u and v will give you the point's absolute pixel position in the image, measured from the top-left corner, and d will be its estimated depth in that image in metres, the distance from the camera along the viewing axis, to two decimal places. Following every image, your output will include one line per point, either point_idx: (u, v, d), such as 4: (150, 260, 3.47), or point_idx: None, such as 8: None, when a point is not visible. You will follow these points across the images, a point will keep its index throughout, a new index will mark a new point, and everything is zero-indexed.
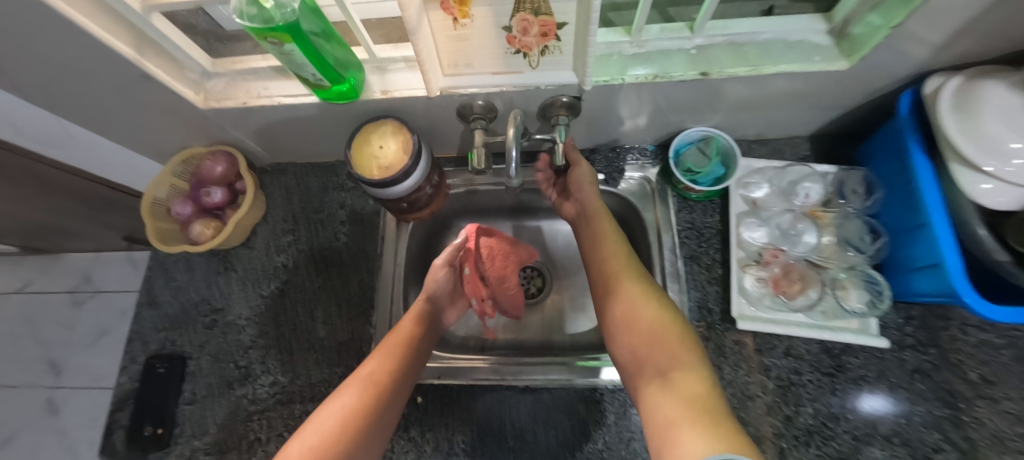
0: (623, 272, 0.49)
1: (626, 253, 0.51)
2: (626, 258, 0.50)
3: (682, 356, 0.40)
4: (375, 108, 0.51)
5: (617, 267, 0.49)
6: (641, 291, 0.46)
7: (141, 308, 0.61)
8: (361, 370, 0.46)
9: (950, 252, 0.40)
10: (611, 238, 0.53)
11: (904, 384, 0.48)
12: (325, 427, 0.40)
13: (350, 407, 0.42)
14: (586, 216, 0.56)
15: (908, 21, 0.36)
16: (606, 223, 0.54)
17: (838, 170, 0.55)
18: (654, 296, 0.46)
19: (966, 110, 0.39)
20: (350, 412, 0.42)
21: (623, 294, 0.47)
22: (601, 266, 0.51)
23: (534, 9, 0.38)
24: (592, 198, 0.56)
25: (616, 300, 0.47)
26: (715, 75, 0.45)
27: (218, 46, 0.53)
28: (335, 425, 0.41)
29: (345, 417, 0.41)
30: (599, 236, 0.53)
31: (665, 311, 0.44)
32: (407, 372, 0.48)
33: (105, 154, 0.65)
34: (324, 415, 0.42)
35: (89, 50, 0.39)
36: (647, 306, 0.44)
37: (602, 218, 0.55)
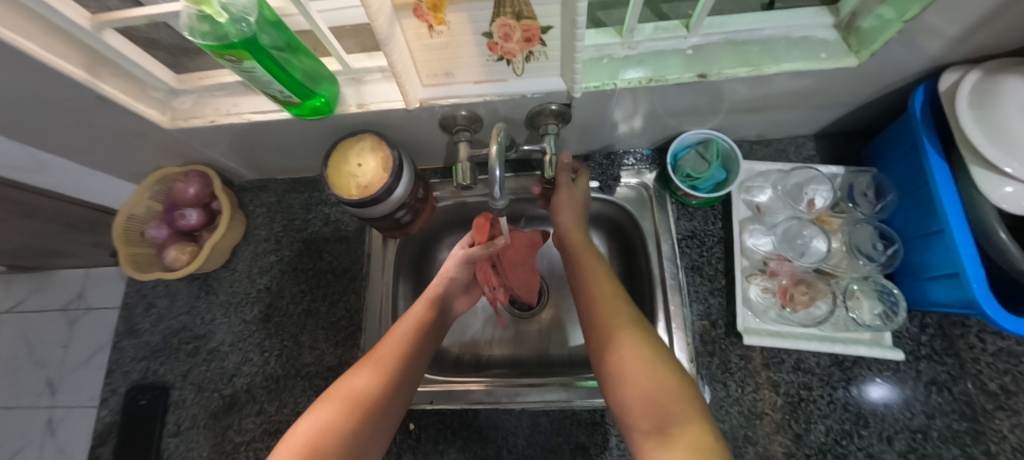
0: (610, 313, 0.42)
1: (614, 290, 0.45)
2: (618, 297, 0.44)
3: (680, 413, 0.32)
4: (353, 122, 0.48)
5: (605, 305, 0.44)
6: (631, 332, 0.40)
7: (121, 336, 0.58)
8: (344, 383, 0.40)
9: (969, 261, 0.37)
10: (601, 276, 0.47)
11: (920, 397, 0.46)
12: (296, 446, 0.33)
13: (328, 423, 0.35)
14: (569, 250, 0.52)
15: (925, 13, 0.32)
16: (590, 257, 0.50)
17: (846, 172, 0.53)
18: (647, 341, 0.39)
19: (987, 110, 0.35)
20: (328, 428, 0.35)
21: (611, 338, 0.40)
22: (588, 304, 0.45)
23: (515, 14, 0.34)
24: (572, 225, 0.53)
25: (604, 344, 0.41)
26: (714, 77, 0.42)
27: (184, 60, 0.50)
28: (309, 442, 0.33)
29: (321, 434, 0.34)
30: (587, 271, 0.48)
31: (657, 356, 0.37)
32: (397, 388, 0.41)
33: (78, 177, 0.62)
34: (297, 433, 0.34)
35: (33, 75, 0.36)
36: (636, 349, 0.38)
37: (585, 249, 0.51)
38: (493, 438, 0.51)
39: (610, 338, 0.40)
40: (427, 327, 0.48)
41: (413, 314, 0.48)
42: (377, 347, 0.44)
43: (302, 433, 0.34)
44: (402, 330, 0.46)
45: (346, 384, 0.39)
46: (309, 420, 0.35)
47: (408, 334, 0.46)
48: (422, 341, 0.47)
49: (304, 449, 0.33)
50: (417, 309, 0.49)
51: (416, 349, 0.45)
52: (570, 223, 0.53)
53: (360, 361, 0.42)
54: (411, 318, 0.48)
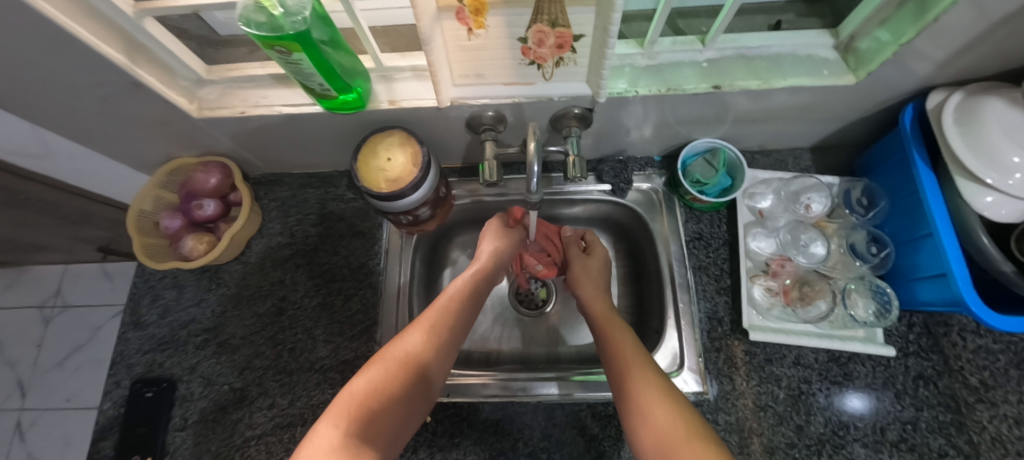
0: (640, 377, 0.38)
1: (643, 358, 0.41)
2: (646, 362, 0.40)
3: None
4: (381, 118, 0.50)
5: (635, 371, 0.39)
6: (665, 399, 0.35)
7: (125, 328, 0.57)
8: (391, 347, 0.41)
9: (955, 262, 0.41)
10: (627, 343, 0.43)
11: (909, 390, 0.49)
12: (349, 405, 0.34)
13: (378, 383, 0.36)
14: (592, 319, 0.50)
15: (917, 38, 0.36)
16: (616, 326, 0.46)
17: (841, 181, 0.57)
18: (682, 409, 0.34)
19: (967, 126, 0.39)
20: (377, 388, 0.36)
21: (645, 406, 0.35)
22: (616, 373, 0.40)
23: (551, 21, 0.36)
24: (597, 295, 0.53)
25: (635, 412, 0.36)
26: (727, 88, 0.46)
27: (211, 51, 0.50)
28: (360, 401, 0.34)
29: (372, 394, 0.35)
30: (613, 341, 0.44)
31: (695, 426, 0.32)
32: (440, 354, 0.42)
33: (83, 164, 0.61)
34: (348, 391, 0.35)
35: (75, 58, 0.36)
36: (671, 420, 0.33)
37: (606, 318, 0.48)
38: (508, 431, 0.51)
39: (641, 404, 0.36)
40: (468, 296, 0.50)
41: (454, 287, 0.50)
42: (420, 317, 0.45)
43: (354, 392, 0.35)
44: (443, 301, 0.48)
45: (392, 349, 0.40)
46: (360, 381, 0.36)
47: (453, 302, 0.48)
48: (463, 311, 0.48)
49: (356, 407, 0.34)
50: (457, 283, 0.51)
51: (457, 318, 0.47)
52: (593, 295, 0.53)
53: (404, 330, 0.43)
54: (450, 291, 0.50)
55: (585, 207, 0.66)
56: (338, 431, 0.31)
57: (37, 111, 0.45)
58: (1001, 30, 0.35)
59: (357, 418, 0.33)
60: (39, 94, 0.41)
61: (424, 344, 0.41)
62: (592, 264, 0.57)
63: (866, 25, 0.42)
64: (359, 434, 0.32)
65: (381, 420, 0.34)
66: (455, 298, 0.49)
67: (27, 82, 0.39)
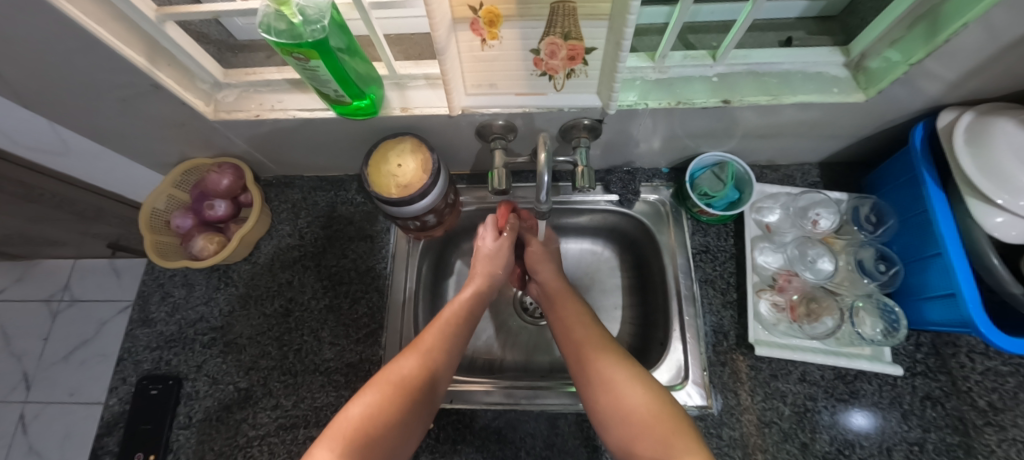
0: (600, 355, 0.44)
1: (600, 334, 0.47)
2: (603, 338, 0.47)
3: (682, 445, 0.34)
4: (394, 125, 0.50)
5: (594, 347, 0.45)
6: (624, 368, 0.42)
7: (134, 325, 0.58)
8: (388, 370, 0.41)
9: (965, 283, 0.41)
10: (587, 322, 0.49)
11: (915, 411, 0.49)
12: (343, 432, 0.34)
13: (374, 408, 0.36)
14: (549, 297, 0.55)
15: (927, 59, 0.37)
16: (571, 303, 0.52)
17: (849, 198, 0.57)
18: (643, 379, 0.41)
19: (979, 146, 0.39)
20: (373, 414, 0.36)
21: (606, 378, 0.42)
22: (577, 350, 0.46)
23: (564, 34, 0.37)
24: (553, 277, 0.56)
25: (598, 384, 0.42)
26: (737, 104, 0.46)
27: (229, 56, 0.52)
28: (356, 428, 0.35)
29: (368, 420, 0.35)
30: (569, 317, 0.50)
31: (653, 393, 0.39)
32: (438, 374, 0.43)
33: (100, 162, 0.62)
34: (343, 417, 0.36)
35: (100, 60, 0.37)
36: (632, 387, 0.40)
37: (566, 297, 0.53)
38: (510, 439, 0.51)
39: (605, 377, 0.42)
40: (465, 321, 0.50)
41: (448, 311, 0.50)
42: (416, 340, 0.45)
43: (350, 418, 0.35)
44: (438, 326, 0.47)
45: (388, 372, 0.41)
46: (355, 407, 0.37)
47: (450, 325, 0.48)
48: (456, 335, 0.48)
49: (351, 434, 0.34)
50: (452, 307, 0.51)
51: (451, 342, 0.47)
52: (549, 277, 0.56)
53: (399, 354, 0.44)
54: (444, 316, 0.49)
55: (592, 216, 0.66)
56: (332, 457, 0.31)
57: (60, 110, 0.46)
58: (1011, 53, 0.36)
59: (353, 445, 0.33)
60: (62, 93, 0.43)
61: (421, 367, 0.42)
62: (539, 246, 0.58)
63: (877, 44, 0.42)
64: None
65: (377, 445, 0.35)
66: (449, 322, 0.49)
67: (52, 82, 0.41)
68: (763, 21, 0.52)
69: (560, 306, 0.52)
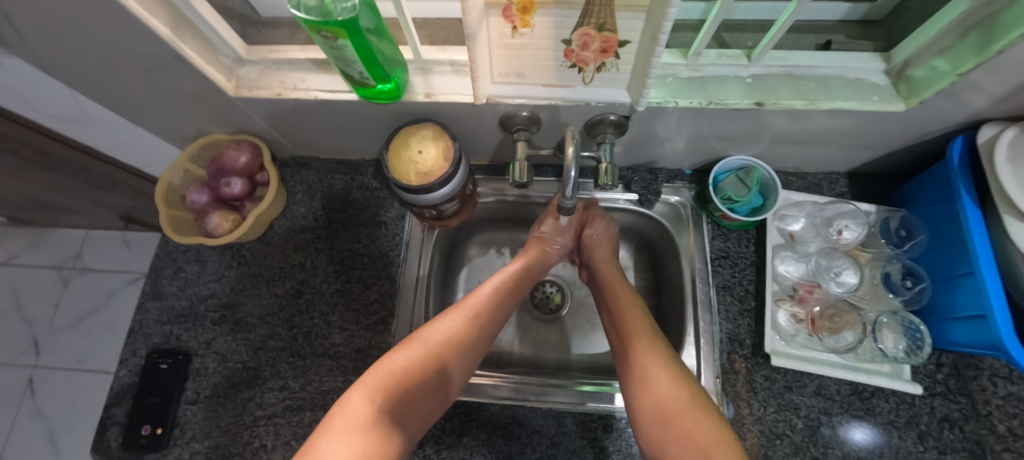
0: (645, 350, 0.44)
1: (649, 328, 0.47)
2: (649, 331, 0.47)
3: (721, 454, 0.33)
4: (416, 111, 0.49)
5: (641, 339, 0.45)
6: (667, 369, 0.42)
7: (146, 298, 0.58)
8: (429, 329, 0.42)
9: (997, 305, 0.39)
10: (637, 312, 0.49)
11: (933, 432, 0.47)
12: (384, 381, 0.35)
13: (412, 365, 0.38)
14: (604, 283, 0.56)
15: (976, 70, 0.35)
16: (625, 293, 0.53)
17: (878, 211, 0.56)
18: (683, 378, 0.41)
19: (1022, 164, 0.37)
20: (414, 370, 0.37)
21: (648, 373, 0.42)
22: (623, 343, 0.47)
23: (598, 25, 0.35)
24: (605, 260, 0.58)
25: (638, 379, 0.42)
26: (771, 106, 0.44)
27: (252, 31, 0.51)
28: (394, 379, 0.36)
29: (407, 375, 0.37)
30: (621, 306, 0.51)
31: (688, 387, 0.40)
32: (474, 346, 0.44)
33: (118, 132, 0.62)
34: (383, 366, 0.37)
35: (125, 28, 0.36)
36: (673, 386, 0.40)
37: (618, 284, 0.54)
38: (517, 435, 0.51)
39: (648, 376, 0.42)
40: (506, 293, 0.51)
41: (491, 283, 0.51)
42: (462, 304, 0.47)
43: (390, 368, 0.37)
44: (482, 294, 0.49)
45: (429, 331, 0.42)
46: (398, 357, 0.38)
47: (494, 297, 0.49)
48: (499, 304, 0.49)
49: (389, 384, 0.35)
50: (496, 278, 0.52)
51: (494, 311, 0.48)
52: (602, 259, 0.58)
53: (442, 313, 0.45)
54: (491, 282, 0.51)
55: (610, 215, 0.66)
56: (370, 407, 0.33)
57: (82, 77, 0.46)
58: None
59: (389, 396, 0.34)
60: (87, 61, 0.42)
61: (460, 331, 0.43)
62: (603, 224, 0.59)
63: (923, 52, 0.40)
64: (389, 414, 0.33)
65: (410, 402, 0.36)
66: (499, 292, 0.50)
67: (76, 48, 0.40)
68: (802, 23, 0.50)
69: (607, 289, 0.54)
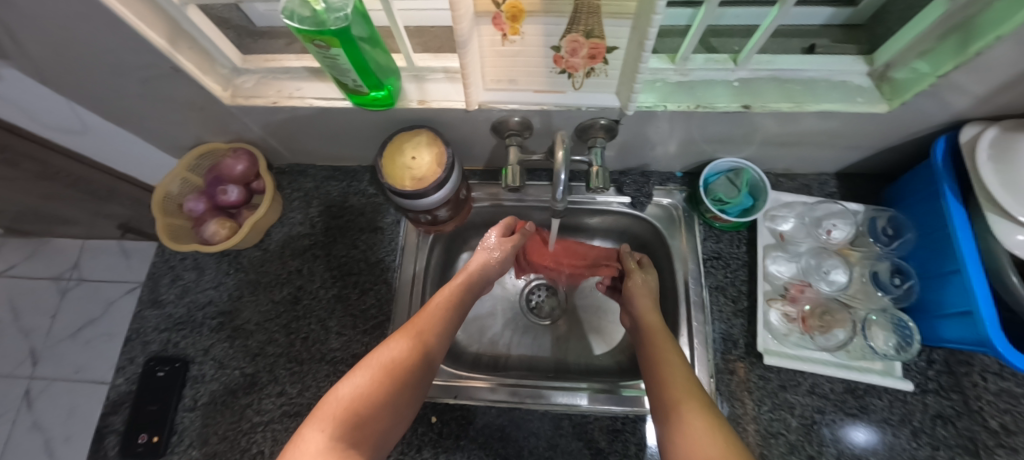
0: (681, 395, 0.39)
1: (688, 375, 0.42)
2: (686, 374, 0.42)
3: None
4: (410, 118, 0.50)
5: (675, 384, 0.40)
6: (702, 415, 0.36)
7: (144, 305, 0.59)
8: (378, 352, 0.41)
9: (983, 301, 0.40)
10: (673, 358, 0.44)
11: (927, 429, 0.48)
12: (335, 409, 0.34)
13: (366, 388, 0.37)
14: (642, 329, 0.51)
15: (956, 72, 0.36)
16: (666, 345, 0.46)
17: (866, 210, 0.57)
18: (721, 428, 0.34)
19: (1003, 163, 0.38)
20: (366, 394, 0.36)
21: (682, 420, 0.36)
22: (659, 386, 0.41)
23: (586, 31, 0.36)
24: (649, 308, 0.52)
25: (673, 426, 0.36)
26: (757, 109, 0.45)
27: (249, 41, 0.52)
28: (344, 408, 0.34)
29: (358, 400, 0.35)
30: (656, 350, 0.46)
31: (724, 434, 0.33)
32: (428, 359, 0.43)
33: (117, 142, 0.63)
34: (332, 398, 0.35)
35: (123, 40, 0.37)
36: (707, 434, 0.33)
37: (658, 331, 0.49)
38: (514, 437, 0.51)
39: (681, 420, 0.36)
40: (457, 304, 0.50)
41: (441, 295, 0.50)
42: (415, 318, 0.46)
43: (341, 396, 0.35)
44: (432, 306, 0.48)
45: (379, 354, 0.40)
46: (348, 384, 0.37)
47: (444, 309, 0.48)
48: (450, 316, 0.48)
49: (343, 411, 0.34)
50: (446, 291, 0.51)
51: (446, 323, 0.47)
52: (647, 308, 0.52)
53: (391, 335, 0.44)
54: (440, 296, 0.50)
55: (604, 218, 0.66)
56: (323, 436, 0.32)
57: (80, 89, 0.47)
58: None
59: (343, 425, 0.33)
60: (86, 72, 0.43)
61: (411, 346, 0.42)
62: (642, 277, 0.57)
63: (905, 55, 0.41)
64: (345, 439, 0.32)
65: (369, 425, 0.35)
66: (448, 303, 0.49)
67: (76, 61, 0.41)
68: (786, 28, 0.51)
69: (647, 337, 0.49)
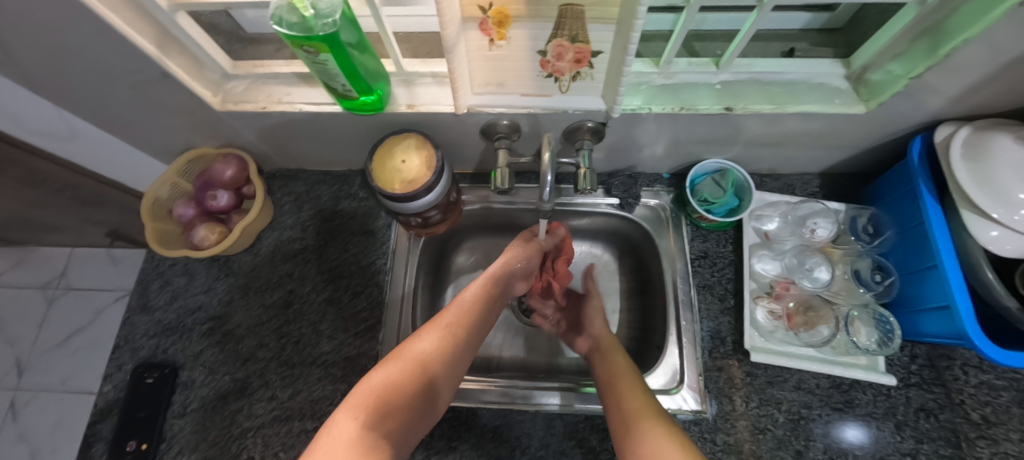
0: (640, 407, 0.40)
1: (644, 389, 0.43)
2: (642, 387, 0.44)
3: None
4: (400, 121, 0.51)
5: (634, 395, 0.42)
6: (659, 423, 0.37)
7: (133, 312, 0.58)
8: (409, 345, 0.40)
9: (960, 295, 0.41)
10: (630, 374, 0.46)
11: (910, 422, 0.49)
12: (366, 399, 0.32)
13: (395, 380, 0.35)
14: (600, 347, 0.53)
15: (927, 73, 0.37)
16: (622, 361, 0.49)
17: (847, 208, 0.58)
18: (678, 434, 0.36)
19: (976, 161, 0.40)
20: (397, 385, 0.35)
21: (641, 428, 0.37)
22: (617, 399, 0.43)
23: (571, 36, 0.37)
24: (604, 331, 0.56)
25: (632, 435, 0.38)
26: (740, 111, 0.46)
27: (238, 47, 0.52)
28: (376, 396, 0.33)
29: (390, 389, 0.34)
30: (615, 367, 0.48)
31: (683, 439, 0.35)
32: (455, 358, 0.42)
33: (106, 149, 0.63)
34: (364, 386, 0.34)
35: (111, 46, 0.37)
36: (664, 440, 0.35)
37: (615, 350, 0.51)
38: (506, 438, 0.51)
39: (641, 428, 0.37)
40: (486, 303, 0.49)
41: (472, 290, 0.50)
42: (439, 316, 0.45)
43: (370, 387, 0.34)
44: (461, 304, 0.47)
45: (411, 347, 0.39)
46: (378, 375, 0.35)
47: (473, 308, 0.47)
48: (480, 316, 0.47)
49: (373, 402, 0.32)
50: (475, 287, 0.50)
51: (475, 322, 0.46)
52: (602, 329, 0.56)
53: (419, 330, 0.43)
54: (470, 293, 0.49)
55: (593, 219, 0.67)
56: (355, 424, 0.30)
57: (69, 95, 0.47)
58: (1010, 71, 0.36)
59: (375, 413, 0.31)
60: (74, 78, 0.43)
61: (442, 344, 0.41)
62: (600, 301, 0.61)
63: (879, 57, 0.43)
64: (376, 430, 0.30)
65: (400, 417, 0.33)
66: (474, 302, 0.48)
67: (64, 67, 0.41)
68: (766, 32, 0.53)
69: (606, 356, 0.51)
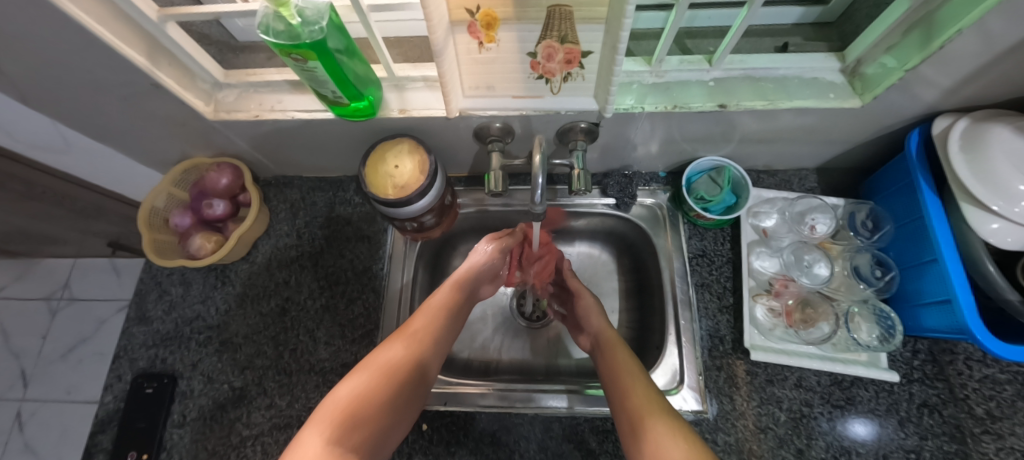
0: (644, 405, 0.39)
1: (648, 385, 0.42)
2: (646, 383, 0.43)
3: None
4: (392, 126, 0.51)
5: (637, 393, 0.41)
6: (664, 421, 0.37)
7: (131, 322, 0.58)
8: (376, 356, 0.41)
9: (961, 289, 0.41)
10: (633, 369, 0.45)
11: (913, 419, 0.48)
12: (332, 413, 0.33)
13: (362, 392, 0.36)
14: (602, 343, 0.51)
15: (922, 65, 0.37)
16: (625, 355, 0.47)
17: (845, 203, 0.58)
18: (686, 433, 0.35)
19: (973, 153, 0.39)
20: (363, 396, 0.36)
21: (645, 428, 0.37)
22: (622, 397, 0.42)
23: (560, 37, 0.37)
24: (604, 326, 0.54)
25: (639, 435, 0.37)
26: (733, 108, 0.46)
27: (230, 56, 0.53)
28: (343, 409, 0.34)
29: (357, 401, 0.35)
30: (616, 363, 0.46)
31: (691, 438, 0.34)
32: (424, 363, 0.43)
33: (103, 160, 0.63)
34: (331, 401, 0.35)
35: (100, 58, 0.37)
36: (671, 442, 0.34)
37: (618, 344, 0.50)
38: (505, 442, 0.51)
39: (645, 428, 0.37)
40: (453, 307, 0.51)
41: (438, 296, 0.51)
42: (404, 325, 0.46)
43: (337, 401, 0.35)
44: (427, 310, 0.48)
45: (376, 358, 0.41)
46: (343, 390, 0.36)
47: (440, 312, 0.49)
48: (445, 320, 0.49)
49: (339, 415, 0.33)
50: (440, 293, 0.51)
51: (441, 327, 0.48)
52: (603, 324, 0.54)
53: (386, 341, 0.44)
54: (435, 300, 0.50)
55: (590, 220, 0.67)
56: (321, 439, 0.30)
57: (63, 108, 0.47)
58: (1006, 61, 0.36)
59: (342, 426, 0.32)
60: (66, 91, 0.43)
61: (409, 351, 0.43)
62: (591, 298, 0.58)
63: (873, 51, 0.42)
64: (343, 442, 0.31)
65: (369, 426, 0.34)
66: (439, 307, 0.49)
67: (55, 80, 0.41)
68: (758, 28, 0.52)
69: (607, 352, 0.49)
